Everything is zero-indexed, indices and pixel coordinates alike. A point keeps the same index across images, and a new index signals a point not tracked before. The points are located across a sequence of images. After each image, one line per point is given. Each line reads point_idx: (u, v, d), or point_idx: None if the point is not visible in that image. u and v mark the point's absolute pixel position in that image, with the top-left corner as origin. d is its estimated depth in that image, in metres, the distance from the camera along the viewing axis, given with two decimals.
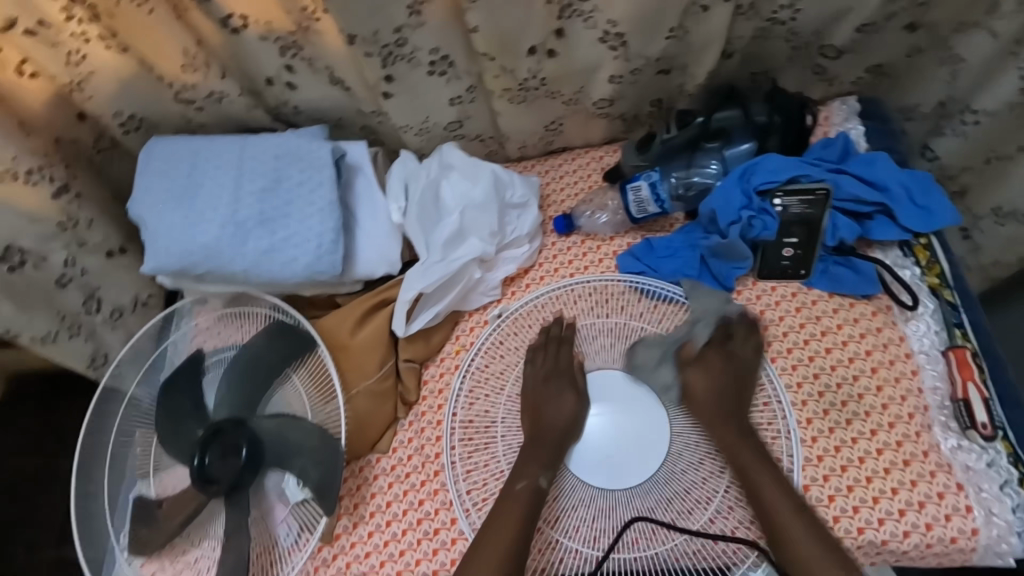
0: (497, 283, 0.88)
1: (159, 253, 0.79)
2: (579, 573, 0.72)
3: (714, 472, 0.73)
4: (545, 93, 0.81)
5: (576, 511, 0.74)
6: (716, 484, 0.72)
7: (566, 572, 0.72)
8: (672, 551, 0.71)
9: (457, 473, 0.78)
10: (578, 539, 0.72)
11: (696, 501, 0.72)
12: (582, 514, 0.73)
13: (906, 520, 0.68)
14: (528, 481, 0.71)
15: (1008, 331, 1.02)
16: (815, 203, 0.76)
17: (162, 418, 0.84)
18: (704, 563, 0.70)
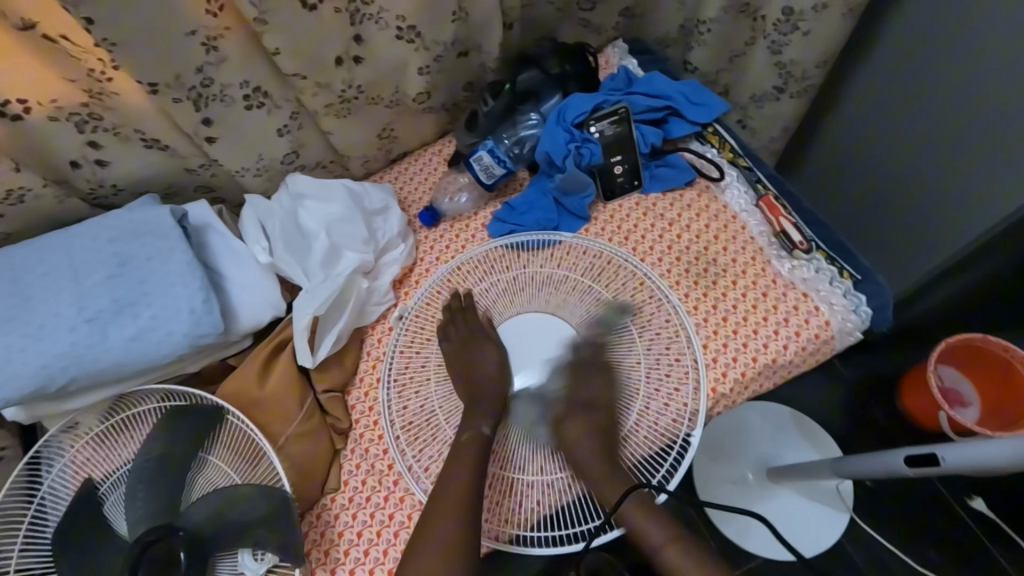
0: (388, 287, 0.90)
1: (2, 383, 0.69)
2: (560, 502, 0.76)
3: (632, 367, 0.81)
4: (365, 100, 0.87)
5: (537, 452, 0.78)
6: (638, 375, 0.80)
7: (549, 507, 0.76)
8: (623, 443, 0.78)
9: (416, 473, 0.78)
10: (547, 471, 0.77)
11: (628, 397, 0.80)
12: (543, 452, 0.78)
13: (781, 336, 0.83)
14: (474, 430, 0.76)
15: (810, 185, 1.27)
16: (621, 120, 0.90)
17: (69, 569, 0.72)
18: (655, 445, 0.77)
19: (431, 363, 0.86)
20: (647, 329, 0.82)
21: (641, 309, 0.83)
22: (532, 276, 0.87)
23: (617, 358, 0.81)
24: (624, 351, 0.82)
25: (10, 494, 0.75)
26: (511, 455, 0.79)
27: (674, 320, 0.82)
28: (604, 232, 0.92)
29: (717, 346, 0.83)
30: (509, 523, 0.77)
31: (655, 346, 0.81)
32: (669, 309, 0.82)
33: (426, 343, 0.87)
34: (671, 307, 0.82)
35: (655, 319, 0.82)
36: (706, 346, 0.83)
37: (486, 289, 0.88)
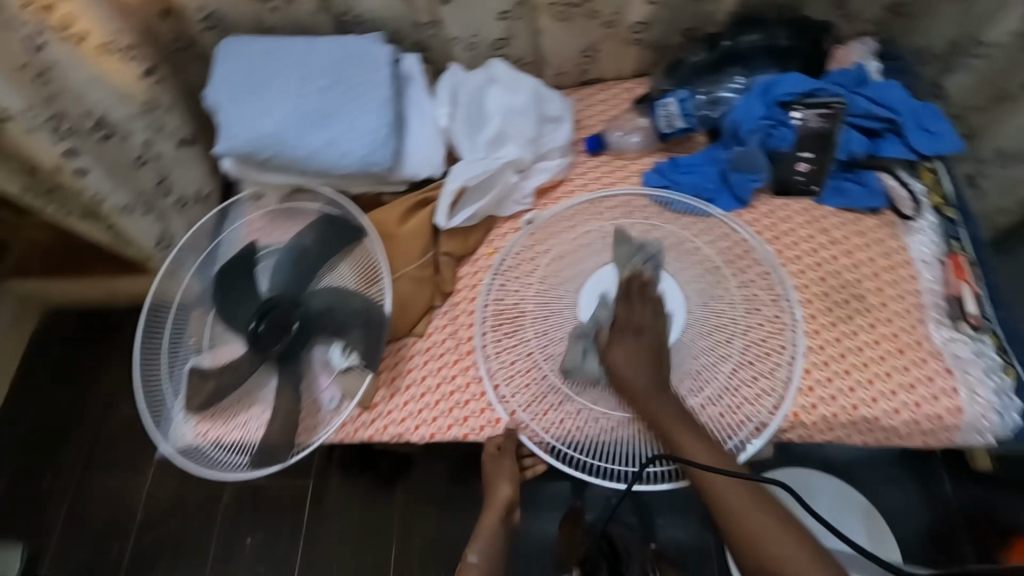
0: (531, 191, 0.96)
1: (232, 136, 0.87)
2: (595, 438, 0.81)
3: (721, 356, 0.79)
4: (585, 12, 0.90)
5: (593, 389, 0.82)
6: (724, 368, 0.79)
7: (583, 437, 0.81)
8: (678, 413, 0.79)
9: (487, 353, 0.85)
10: (601, 405, 0.81)
11: (702, 380, 0.79)
12: (599, 392, 0.82)
13: (897, 398, 0.75)
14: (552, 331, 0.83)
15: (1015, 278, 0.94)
16: (829, 116, 0.83)
17: (220, 296, 0.92)
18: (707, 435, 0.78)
19: (538, 271, 0.88)
20: (755, 329, 0.80)
21: (757, 310, 0.81)
22: (662, 234, 0.87)
23: (710, 344, 0.80)
24: (722, 339, 0.80)
25: (205, 227, 0.98)
26: (574, 378, 0.82)
27: (787, 334, 0.79)
28: (756, 223, 0.88)
29: (822, 376, 0.78)
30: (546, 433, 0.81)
31: (755, 348, 0.79)
32: (786, 323, 0.79)
33: (540, 251, 0.90)
34: (789, 320, 0.78)
35: (766, 324, 0.80)
36: (809, 372, 0.78)
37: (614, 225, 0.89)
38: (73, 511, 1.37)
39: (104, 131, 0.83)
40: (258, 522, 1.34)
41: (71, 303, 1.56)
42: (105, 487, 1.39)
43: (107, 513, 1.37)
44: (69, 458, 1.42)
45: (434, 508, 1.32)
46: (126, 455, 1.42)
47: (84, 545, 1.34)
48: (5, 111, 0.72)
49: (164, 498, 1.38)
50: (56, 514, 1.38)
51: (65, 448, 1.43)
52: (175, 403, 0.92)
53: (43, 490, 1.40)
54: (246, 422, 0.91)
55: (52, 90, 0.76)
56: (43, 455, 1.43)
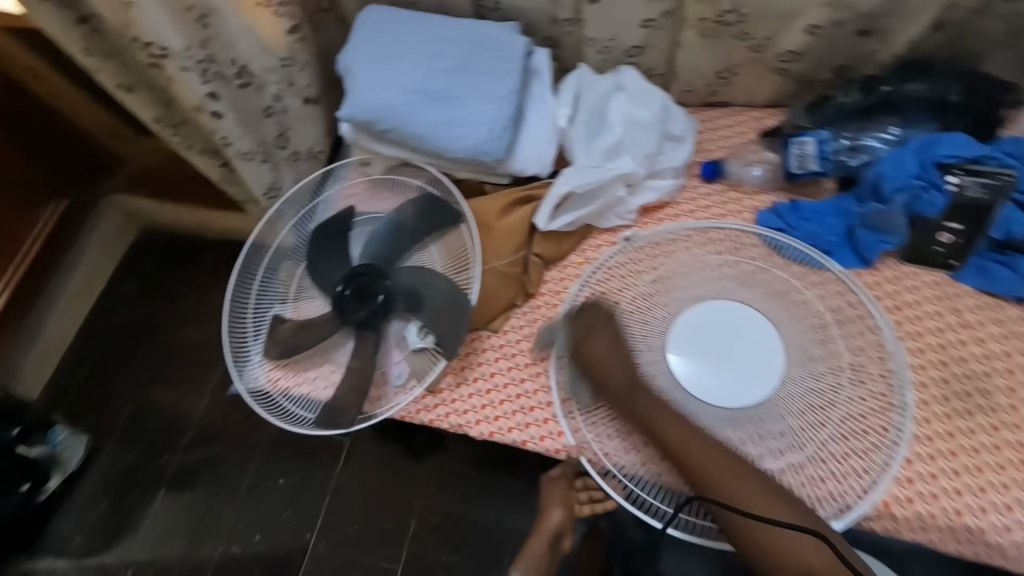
0: (635, 208, 0.92)
1: (357, 104, 0.87)
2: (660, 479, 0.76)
3: (814, 423, 0.73)
4: (736, 32, 0.85)
5: None
6: (819, 436, 0.73)
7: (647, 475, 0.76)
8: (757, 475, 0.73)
9: (562, 365, 0.84)
10: None
11: (789, 445, 0.73)
12: None
13: (1011, 514, 0.68)
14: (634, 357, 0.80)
15: None
16: (993, 188, 0.73)
17: (315, 255, 0.95)
18: None
19: (629, 293, 0.84)
20: (857, 402, 0.74)
21: (862, 384, 0.74)
22: (769, 277, 0.82)
23: (802, 410, 0.74)
24: (816, 404, 0.74)
25: (308, 184, 1.01)
26: None
27: (893, 416, 0.72)
28: (878, 289, 0.81)
29: (925, 471, 0.71)
30: (608, 458, 0.78)
31: (857, 423, 0.73)
32: (893, 404, 0.73)
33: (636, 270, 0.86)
34: (899, 401, 0.72)
35: (870, 400, 0.74)
36: (909, 463, 0.71)
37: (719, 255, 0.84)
38: (134, 417, 1.47)
39: (244, 79, 0.87)
40: (292, 467, 1.39)
41: (166, 226, 1.66)
42: (165, 403, 1.48)
43: (162, 426, 1.45)
44: (139, 368, 1.52)
45: (461, 493, 1.33)
46: (188, 376, 1.51)
47: (137, 450, 1.43)
48: (164, 49, 0.76)
49: (214, 423, 1.45)
50: (115, 418, 1.47)
51: (138, 357, 1.53)
52: (253, 345, 0.96)
53: (111, 392, 1.50)
54: (314, 378, 0.94)
55: (207, 34, 0.80)
56: (117, 360, 1.53)
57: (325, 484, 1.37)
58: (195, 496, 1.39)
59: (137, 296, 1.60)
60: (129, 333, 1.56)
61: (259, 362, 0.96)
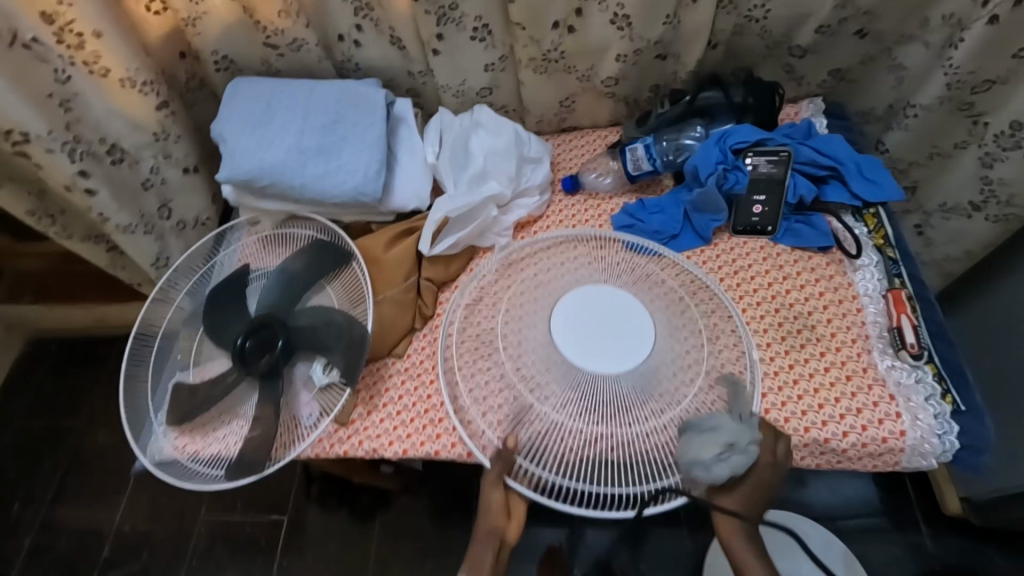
0: (510, 225, 1.03)
1: (233, 166, 0.93)
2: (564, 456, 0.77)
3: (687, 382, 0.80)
4: (562, 66, 1.00)
5: (563, 401, 0.77)
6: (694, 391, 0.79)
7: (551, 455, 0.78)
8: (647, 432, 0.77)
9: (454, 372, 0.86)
10: (569, 417, 0.77)
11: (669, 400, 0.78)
12: (570, 402, 0.78)
13: (845, 421, 0.79)
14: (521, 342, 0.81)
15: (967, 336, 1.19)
16: (779, 162, 0.91)
17: (210, 315, 0.97)
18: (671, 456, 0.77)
19: (509, 289, 0.89)
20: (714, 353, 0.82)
21: (717, 339, 0.84)
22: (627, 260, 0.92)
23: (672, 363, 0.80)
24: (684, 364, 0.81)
25: (197, 250, 1.04)
26: (546, 392, 0.78)
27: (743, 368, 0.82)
28: (717, 260, 0.95)
29: (777, 401, 0.82)
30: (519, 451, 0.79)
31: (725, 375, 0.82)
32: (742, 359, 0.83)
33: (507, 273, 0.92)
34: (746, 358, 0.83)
35: (725, 351, 0.84)
36: (764, 397, 0.82)
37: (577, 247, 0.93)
38: (37, 546, 1.42)
39: (116, 156, 0.91)
40: (229, 558, 1.38)
41: (65, 333, 1.65)
42: (79, 517, 1.44)
43: (79, 543, 1.41)
44: (39, 490, 1.47)
45: (414, 548, 1.36)
46: (100, 486, 1.47)
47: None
48: (26, 134, 0.79)
49: (135, 531, 1.42)
50: (20, 546, 1.42)
51: (40, 475, 1.49)
52: (156, 418, 0.95)
53: (11, 521, 1.44)
54: (224, 436, 0.94)
55: (71, 117, 0.83)
56: (17, 485, 1.48)
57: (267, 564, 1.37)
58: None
59: (40, 411, 1.56)
60: (30, 453, 1.51)
61: (163, 432, 0.94)
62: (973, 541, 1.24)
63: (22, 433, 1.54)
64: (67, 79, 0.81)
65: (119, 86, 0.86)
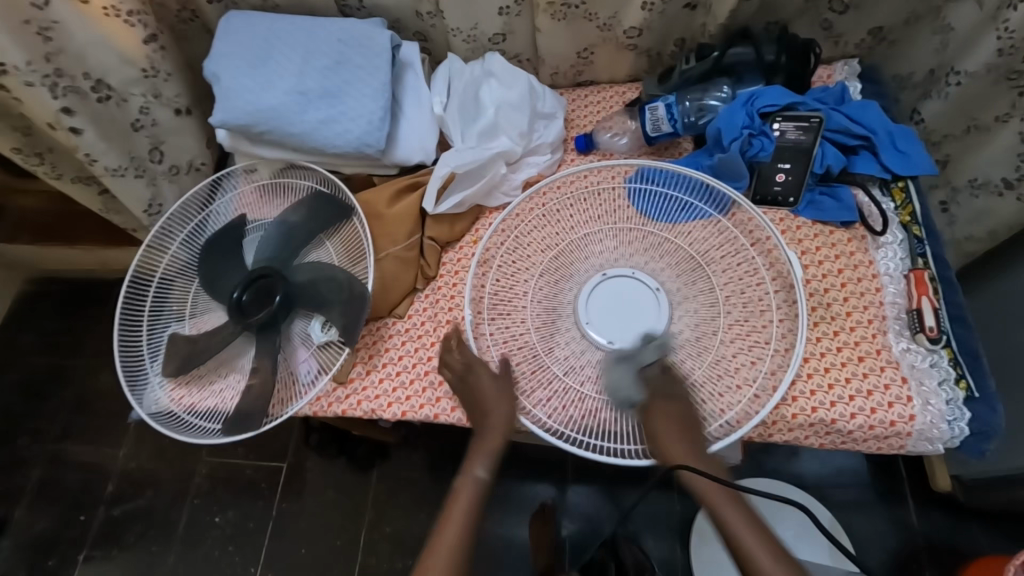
0: (519, 183, 0.98)
1: (229, 108, 0.88)
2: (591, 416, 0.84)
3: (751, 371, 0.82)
4: (583, 14, 0.92)
5: (586, 369, 0.86)
6: (759, 369, 0.82)
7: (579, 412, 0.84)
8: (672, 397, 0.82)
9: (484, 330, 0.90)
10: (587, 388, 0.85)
11: (688, 362, 0.84)
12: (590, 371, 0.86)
13: (854, 404, 0.78)
14: (546, 317, 0.90)
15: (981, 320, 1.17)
16: (809, 129, 0.85)
17: (206, 267, 0.94)
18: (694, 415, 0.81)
19: (534, 254, 0.94)
20: (728, 342, 0.84)
21: (738, 292, 0.86)
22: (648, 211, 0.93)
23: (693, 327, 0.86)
24: (733, 365, 0.83)
25: (194, 196, 1.00)
26: (562, 357, 0.87)
27: (767, 329, 0.84)
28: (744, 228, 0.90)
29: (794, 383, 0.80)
30: (537, 408, 0.86)
31: (737, 339, 0.84)
32: (768, 320, 0.84)
33: (502, 236, 0.96)
34: (770, 320, 0.84)
35: (752, 318, 0.84)
36: (774, 373, 0.81)
37: (582, 199, 0.96)
38: (45, 478, 1.44)
39: (102, 93, 0.85)
40: (231, 501, 1.40)
41: (66, 275, 1.63)
42: (85, 457, 1.46)
43: (82, 479, 1.44)
44: (46, 426, 1.49)
45: (410, 500, 1.38)
46: (105, 423, 1.49)
47: (56, 511, 1.42)
48: (2, 65, 0.74)
49: (140, 470, 1.44)
50: (27, 481, 1.44)
51: (44, 413, 1.50)
52: (152, 367, 0.93)
53: (17, 457, 1.47)
54: (220, 390, 0.92)
55: (52, 48, 0.77)
56: (24, 420, 1.50)
57: (267, 508, 1.39)
58: (123, 549, 1.38)
59: (47, 349, 1.57)
60: (33, 391, 1.52)
61: (160, 382, 0.93)
62: (956, 520, 1.26)
63: (25, 368, 1.55)
64: (45, 5, 0.74)
65: (104, 14, 0.80)
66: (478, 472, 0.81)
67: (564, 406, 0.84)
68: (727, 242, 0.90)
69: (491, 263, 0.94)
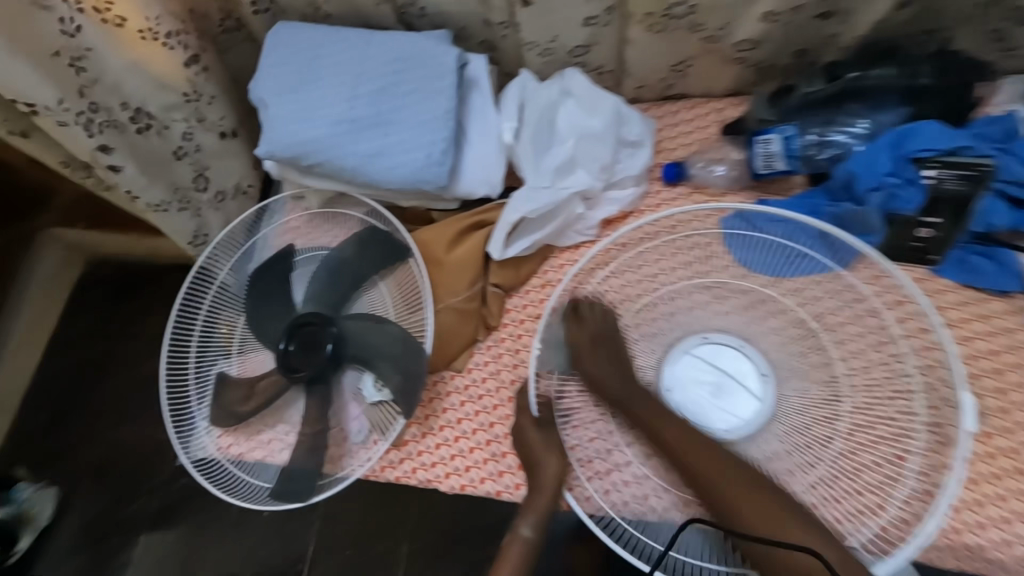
0: (597, 222, 0.85)
1: (276, 139, 0.78)
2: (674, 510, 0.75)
3: (890, 478, 0.69)
4: (686, 24, 0.77)
5: None
6: (890, 473, 0.70)
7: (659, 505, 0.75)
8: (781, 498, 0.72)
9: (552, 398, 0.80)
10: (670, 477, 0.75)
11: (801, 464, 0.73)
12: (678, 458, 0.75)
13: (1011, 529, 0.65)
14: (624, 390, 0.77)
15: None
16: (972, 179, 0.69)
17: (254, 308, 0.87)
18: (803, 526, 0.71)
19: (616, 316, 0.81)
20: (848, 437, 0.72)
21: (863, 374, 0.73)
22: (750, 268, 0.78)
23: (806, 416, 0.74)
24: (852, 467, 0.71)
25: (239, 225, 0.92)
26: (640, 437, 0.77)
27: (897, 422, 0.71)
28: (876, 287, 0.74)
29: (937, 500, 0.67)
30: (606, 496, 0.75)
31: (857, 436, 0.71)
32: (901, 416, 0.71)
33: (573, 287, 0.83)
34: (910, 419, 0.70)
35: (881, 406, 0.72)
36: (906, 480, 0.68)
37: (670, 243, 0.81)
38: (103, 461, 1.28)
39: (141, 123, 0.76)
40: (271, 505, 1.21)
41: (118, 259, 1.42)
42: (132, 441, 1.28)
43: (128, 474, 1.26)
44: (102, 412, 1.31)
45: None
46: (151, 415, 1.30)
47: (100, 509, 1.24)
48: (32, 106, 0.65)
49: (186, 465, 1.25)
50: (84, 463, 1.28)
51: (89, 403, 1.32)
52: (200, 412, 0.88)
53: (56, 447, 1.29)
54: (270, 441, 0.86)
55: (85, 80, 0.69)
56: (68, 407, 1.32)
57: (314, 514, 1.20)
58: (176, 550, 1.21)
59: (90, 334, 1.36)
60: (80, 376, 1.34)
61: (207, 428, 0.88)
62: None
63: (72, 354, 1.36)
64: (76, 30, 0.66)
65: (140, 38, 0.71)
66: (525, 529, 0.75)
67: (646, 497, 0.75)
68: (846, 304, 0.75)
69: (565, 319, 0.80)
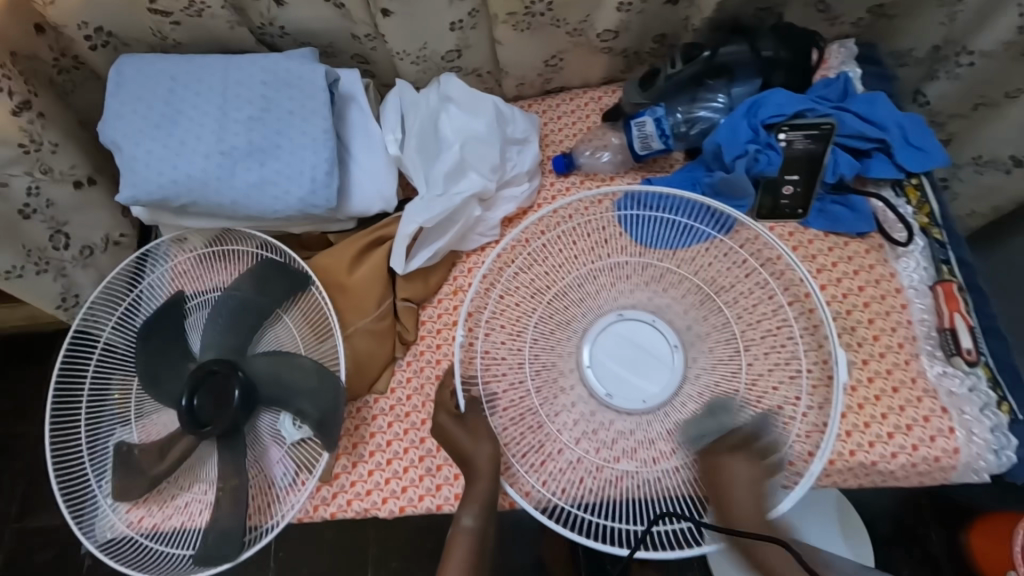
0: (497, 222, 0.86)
1: (137, 182, 0.72)
2: (605, 494, 0.75)
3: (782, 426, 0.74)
4: (550, 20, 0.79)
5: (597, 434, 0.76)
6: (793, 411, 0.74)
7: (589, 490, 0.75)
8: (697, 460, 0.74)
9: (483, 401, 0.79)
10: (600, 458, 0.75)
11: (714, 423, 0.75)
12: (603, 437, 0.76)
13: (894, 441, 0.71)
14: (548, 381, 0.79)
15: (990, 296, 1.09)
16: (819, 137, 0.76)
17: (143, 365, 0.79)
18: None
19: (529, 310, 0.82)
20: (752, 386, 0.75)
21: (757, 326, 0.77)
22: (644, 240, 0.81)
23: (712, 378, 0.76)
24: (759, 415, 0.75)
25: (118, 278, 0.84)
26: (568, 424, 0.77)
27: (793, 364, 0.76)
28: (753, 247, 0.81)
29: (840, 431, 0.73)
30: (545, 486, 0.76)
31: (759, 385, 0.75)
32: (794, 362, 0.76)
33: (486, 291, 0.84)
34: (799, 362, 0.75)
35: (773, 353, 0.76)
36: (806, 418, 0.74)
37: (569, 231, 0.84)
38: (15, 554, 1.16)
39: None
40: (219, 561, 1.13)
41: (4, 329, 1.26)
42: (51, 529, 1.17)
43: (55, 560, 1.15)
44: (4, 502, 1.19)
45: None
46: None
47: None
48: None
49: None
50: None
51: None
52: (101, 487, 0.80)
53: None
54: (186, 505, 0.80)
55: None
56: None
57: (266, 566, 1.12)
58: None
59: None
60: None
61: (112, 506, 0.81)
62: None
63: None
64: None
65: None
66: (467, 520, 0.72)
67: (581, 480, 0.75)
68: (735, 265, 0.80)
69: (485, 321, 0.82)
